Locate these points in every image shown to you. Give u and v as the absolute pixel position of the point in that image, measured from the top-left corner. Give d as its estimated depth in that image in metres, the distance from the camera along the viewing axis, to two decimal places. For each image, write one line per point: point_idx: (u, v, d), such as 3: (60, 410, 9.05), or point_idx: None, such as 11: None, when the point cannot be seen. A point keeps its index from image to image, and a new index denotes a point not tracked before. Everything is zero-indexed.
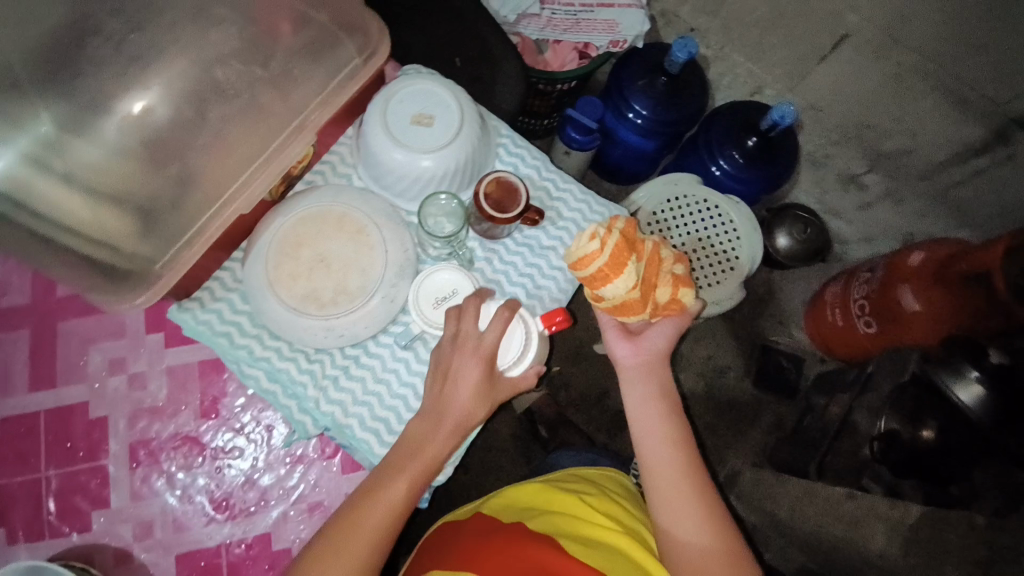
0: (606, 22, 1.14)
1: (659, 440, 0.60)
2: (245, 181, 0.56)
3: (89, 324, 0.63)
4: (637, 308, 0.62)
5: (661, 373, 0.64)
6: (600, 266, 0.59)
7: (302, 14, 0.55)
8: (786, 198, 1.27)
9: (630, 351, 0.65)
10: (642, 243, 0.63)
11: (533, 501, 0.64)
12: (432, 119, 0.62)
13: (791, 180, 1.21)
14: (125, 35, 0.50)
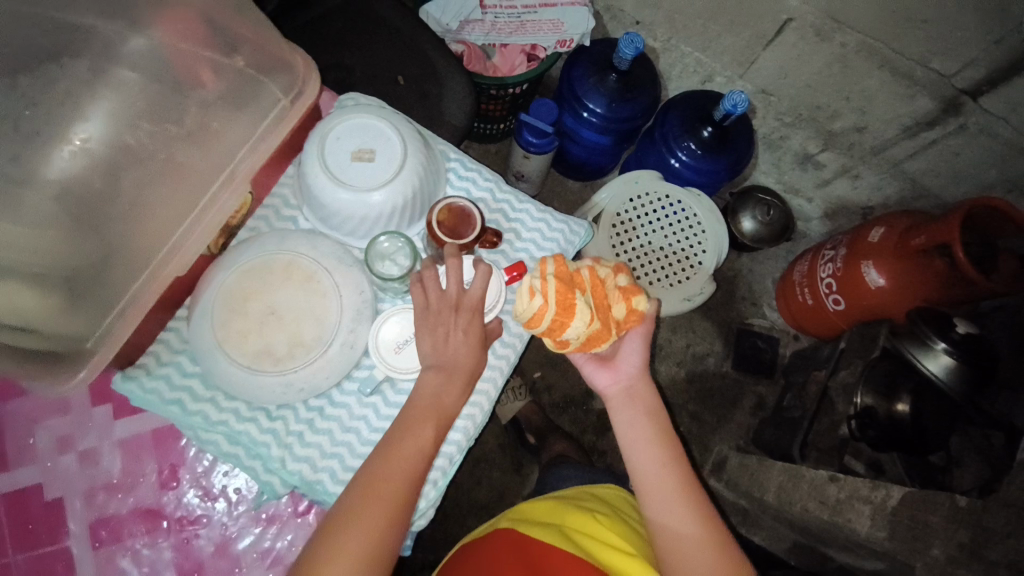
0: (551, 22, 1.12)
1: (644, 448, 0.59)
2: (176, 238, 0.53)
3: (28, 402, 0.59)
4: (605, 336, 0.61)
5: (645, 389, 0.64)
6: (551, 319, 0.59)
7: (216, 63, 0.52)
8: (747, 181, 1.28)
9: (611, 378, 0.64)
10: (579, 274, 0.63)
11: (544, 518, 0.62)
12: (373, 153, 0.60)
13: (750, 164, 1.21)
14: (20, 112, 0.46)
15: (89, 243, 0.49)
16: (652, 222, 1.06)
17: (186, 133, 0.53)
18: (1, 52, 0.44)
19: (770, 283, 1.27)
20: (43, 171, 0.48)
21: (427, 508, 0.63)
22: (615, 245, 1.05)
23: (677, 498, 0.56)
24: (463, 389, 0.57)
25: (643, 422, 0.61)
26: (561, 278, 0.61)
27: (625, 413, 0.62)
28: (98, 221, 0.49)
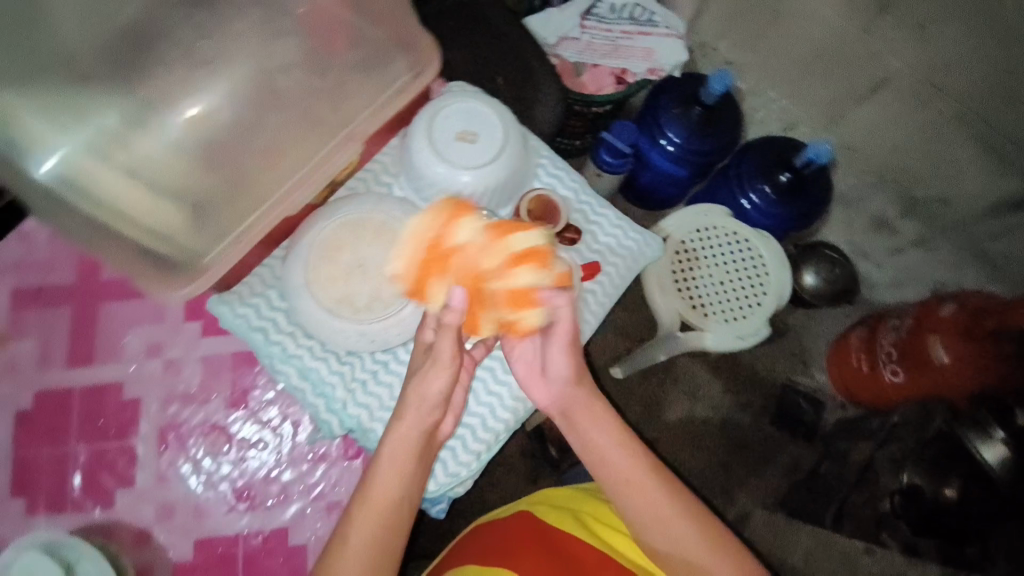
0: (644, 51, 1.16)
1: (617, 465, 0.57)
2: (288, 186, 0.56)
3: (130, 307, 0.65)
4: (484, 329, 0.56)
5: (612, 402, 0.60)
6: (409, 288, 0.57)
7: (358, 30, 0.58)
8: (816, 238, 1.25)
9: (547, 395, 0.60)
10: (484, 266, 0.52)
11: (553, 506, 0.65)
12: (476, 136, 0.64)
13: (821, 220, 1.17)
14: (194, 41, 0.54)
15: (218, 171, 0.55)
16: (715, 256, 1.06)
17: (319, 91, 0.58)
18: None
19: None
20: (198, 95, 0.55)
21: (467, 478, 0.64)
22: (676, 274, 1.06)
23: (664, 507, 0.56)
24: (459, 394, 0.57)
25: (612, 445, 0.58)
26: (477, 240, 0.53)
27: (591, 433, 0.59)
28: (228, 153, 0.56)
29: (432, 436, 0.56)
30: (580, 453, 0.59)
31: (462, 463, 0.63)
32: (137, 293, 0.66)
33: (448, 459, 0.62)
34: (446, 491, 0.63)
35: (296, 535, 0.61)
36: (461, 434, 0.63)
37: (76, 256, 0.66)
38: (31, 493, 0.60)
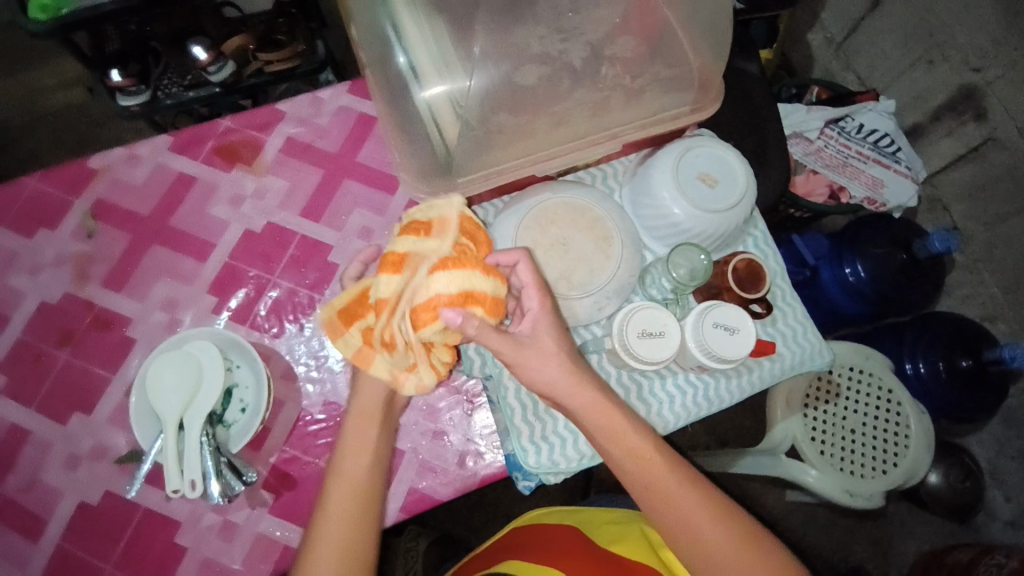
0: (871, 178, 1.11)
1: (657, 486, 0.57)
2: (547, 155, 0.61)
3: (364, 191, 0.76)
4: None
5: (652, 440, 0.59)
6: None
7: (685, 56, 0.60)
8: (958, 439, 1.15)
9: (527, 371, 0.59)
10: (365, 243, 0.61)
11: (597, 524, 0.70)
12: (716, 183, 0.66)
13: (977, 425, 1.11)
14: (565, 11, 0.57)
15: (510, 120, 0.58)
16: (855, 402, 0.98)
17: (623, 89, 0.59)
18: None
19: (912, 545, 1.16)
20: (528, 45, 0.57)
21: (561, 472, 0.64)
22: (808, 397, 0.98)
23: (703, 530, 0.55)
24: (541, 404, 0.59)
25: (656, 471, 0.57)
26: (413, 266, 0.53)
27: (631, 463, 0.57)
28: (527, 106, 0.58)
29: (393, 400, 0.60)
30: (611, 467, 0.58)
31: (565, 456, 0.64)
32: (374, 184, 0.76)
33: (555, 447, 0.64)
34: (542, 474, 0.63)
35: (400, 440, 0.66)
36: (576, 431, 0.64)
37: (344, 134, 0.78)
38: (227, 297, 0.70)
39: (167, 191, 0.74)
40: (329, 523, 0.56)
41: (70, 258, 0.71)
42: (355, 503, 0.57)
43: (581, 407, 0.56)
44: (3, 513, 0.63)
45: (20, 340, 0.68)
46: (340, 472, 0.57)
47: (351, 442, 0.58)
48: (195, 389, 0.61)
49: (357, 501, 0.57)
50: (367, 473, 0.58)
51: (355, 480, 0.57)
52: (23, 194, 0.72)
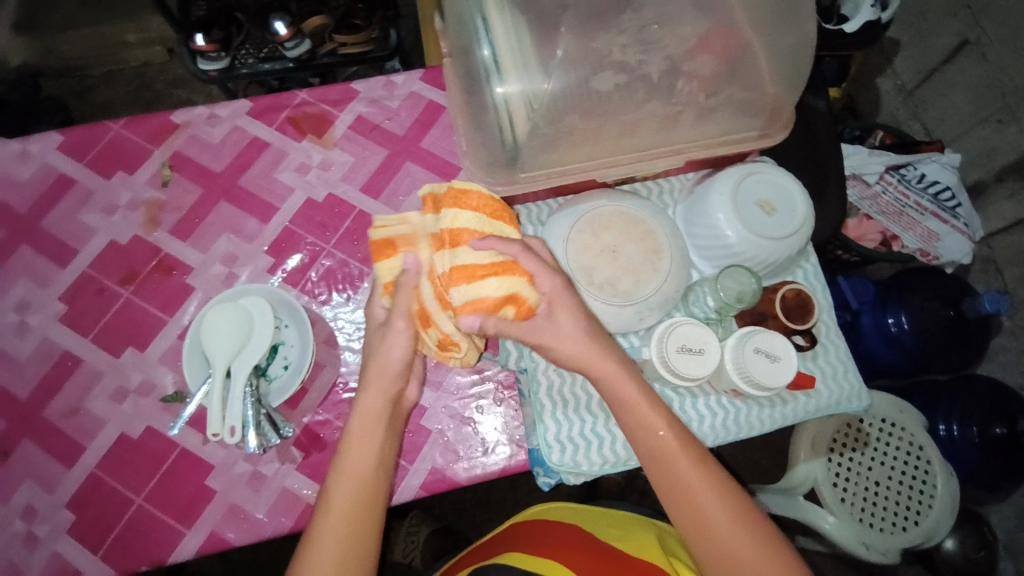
0: (927, 230, 1.08)
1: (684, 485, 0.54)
2: (612, 161, 0.62)
3: (423, 175, 0.78)
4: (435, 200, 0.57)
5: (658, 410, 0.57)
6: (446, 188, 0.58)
7: (761, 82, 0.61)
8: (980, 507, 1.12)
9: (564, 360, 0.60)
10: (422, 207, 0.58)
11: (602, 525, 0.70)
12: (774, 210, 0.66)
13: (1001, 495, 1.08)
14: (650, 24, 0.58)
15: (580, 123, 0.59)
16: (882, 454, 0.96)
17: (696, 106, 0.61)
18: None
19: None
20: (610, 52, 0.58)
21: (582, 474, 0.65)
22: (834, 442, 0.94)
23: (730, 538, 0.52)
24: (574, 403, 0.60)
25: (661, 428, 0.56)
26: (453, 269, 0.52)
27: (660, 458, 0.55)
28: (599, 112, 0.59)
29: (399, 402, 0.61)
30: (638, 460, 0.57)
31: (588, 459, 0.64)
32: (434, 170, 0.78)
33: (580, 448, 0.64)
34: (563, 472, 0.64)
35: (428, 420, 0.68)
36: (602, 436, 0.65)
37: (412, 119, 0.80)
38: (283, 259, 0.73)
39: (241, 152, 0.77)
40: (327, 525, 0.54)
41: (143, 203, 0.75)
42: (354, 506, 0.56)
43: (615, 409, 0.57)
44: (45, 436, 0.66)
45: (85, 273, 0.72)
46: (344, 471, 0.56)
47: (353, 442, 0.57)
48: (245, 341, 0.63)
49: (357, 504, 0.56)
50: (368, 477, 0.57)
51: (354, 481, 0.56)
52: (107, 137, 0.76)
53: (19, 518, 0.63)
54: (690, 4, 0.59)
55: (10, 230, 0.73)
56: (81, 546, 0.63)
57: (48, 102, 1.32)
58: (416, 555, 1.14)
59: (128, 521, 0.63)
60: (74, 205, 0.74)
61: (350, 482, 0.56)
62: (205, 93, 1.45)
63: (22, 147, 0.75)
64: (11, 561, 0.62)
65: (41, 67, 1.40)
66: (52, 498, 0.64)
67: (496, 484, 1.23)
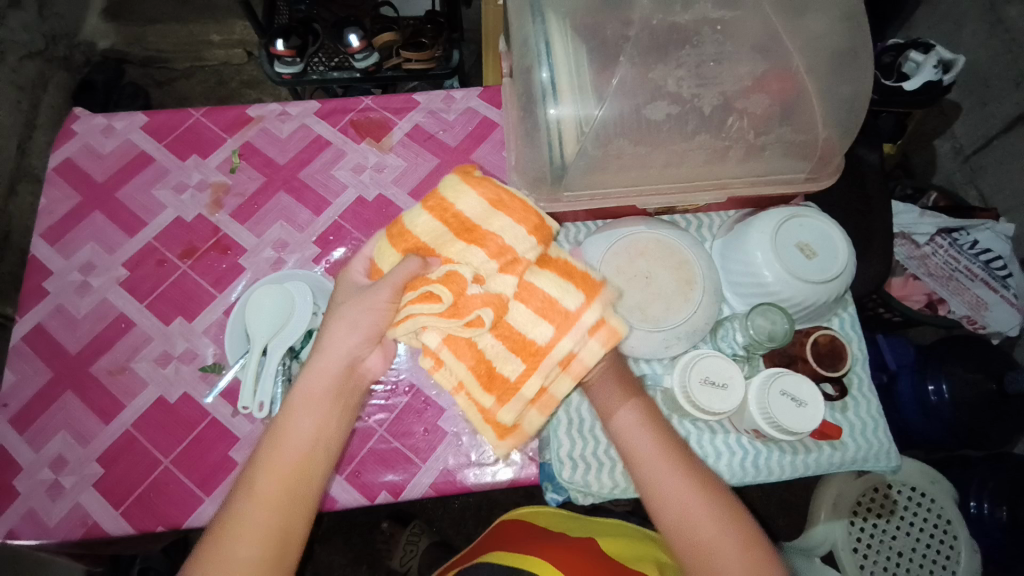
0: (975, 298, 1.04)
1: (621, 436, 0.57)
2: (655, 190, 0.65)
3: None
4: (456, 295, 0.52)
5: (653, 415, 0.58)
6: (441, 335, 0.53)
7: (813, 127, 0.62)
8: None
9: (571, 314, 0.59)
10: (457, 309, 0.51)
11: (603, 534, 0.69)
12: (814, 254, 0.66)
13: None
14: (707, 61, 0.60)
15: (630, 148, 0.62)
16: (908, 524, 0.90)
17: (744, 144, 0.62)
18: (724, 33, 0.60)
19: None
20: (664, 85, 0.60)
21: (591, 495, 0.64)
22: (858, 506, 0.90)
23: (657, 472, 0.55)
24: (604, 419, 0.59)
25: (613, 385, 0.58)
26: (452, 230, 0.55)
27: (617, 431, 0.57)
28: (649, 139, 0.61)
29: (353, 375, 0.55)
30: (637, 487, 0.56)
31: (598, 479, 0.64)
32: None
33: (592, 468, 0.64)
34: (570, 489, 0.64)
35: (444, 421, 0.69)
36: (616, 458, 0.64)
37: (466, 132, 0.84)
38: (329, 250, 0.77)
39: (304, 148, 0.82)
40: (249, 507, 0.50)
41: (210, 185, 0.80)
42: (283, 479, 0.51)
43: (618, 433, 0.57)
44: (88, 390, 0.70)
45: (149, 244, 0.77)
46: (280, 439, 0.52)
47: (301, 407, 0.53)
48: (284, 323, 0.66)
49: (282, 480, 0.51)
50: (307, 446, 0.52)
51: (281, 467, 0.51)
52: (188, 123, 0.83)
53: (49, 466, 0.66)
54: (750, 44, 0.61)
55: (88, 197, 0.79)
56: (102, 502, 0.65)
57: (128, 88, 1.43)
58: (413, 564, 1.12)
59: (152, 481, 0.66)
60: (148, 180, 0.80)
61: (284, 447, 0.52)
62: (275, 94, 1.55)
63: (109, 123, 0.83)
64: (32, 507, 0.65)
65: (126, 54, 1.52)
66: (84, 450, 0.67)
67: (500, 502, 1.23)
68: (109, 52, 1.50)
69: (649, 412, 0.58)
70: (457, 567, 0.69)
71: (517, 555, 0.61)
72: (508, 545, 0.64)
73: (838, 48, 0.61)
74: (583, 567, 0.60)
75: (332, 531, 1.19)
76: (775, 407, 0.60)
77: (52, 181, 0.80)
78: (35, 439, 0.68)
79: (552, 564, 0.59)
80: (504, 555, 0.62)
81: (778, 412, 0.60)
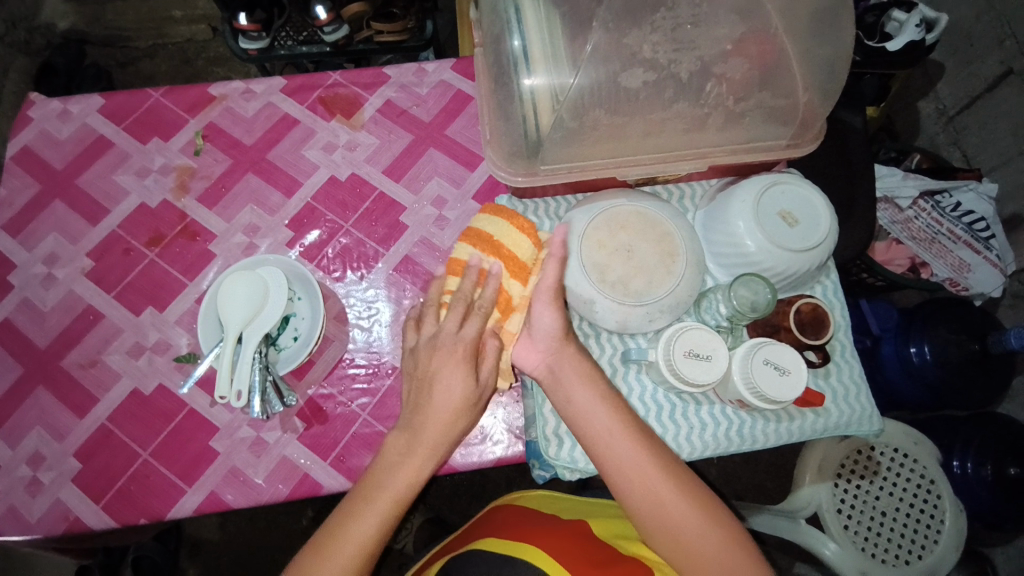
0: (958, 260, 1.05)
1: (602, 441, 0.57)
2: (635, 160, 0.63)
3: (447, 163, 0.79)
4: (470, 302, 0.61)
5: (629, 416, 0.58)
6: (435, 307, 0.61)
7: (794, 90, 0.60)
8: (982, 545, 1.10)
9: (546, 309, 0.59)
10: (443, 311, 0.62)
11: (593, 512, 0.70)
12: (796, 222, 0.65)
13: (1006, 535, 1.05)
14: (685, 23, 0.58)
15: (606, 118, 0.60)
16: (892, 484, 0.92)
17: (724, 110, 0.60)
18: None
19: None
20: (640, 50, 0.58)
21: (578, 471, 0.64)
22: (842, 467, 0.91)
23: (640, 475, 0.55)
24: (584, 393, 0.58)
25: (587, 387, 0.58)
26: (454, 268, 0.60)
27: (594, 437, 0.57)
28: (626, 108, 0.59)
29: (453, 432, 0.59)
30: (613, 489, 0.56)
31: (584, 455, 0.64)
32: (456, 158, 0.79)
33: (577, 444, 0.64)
34: (557, 466, 0.64)
35: None
36: None
37: (440, 106, 0.81)
38: (302, 233, 0.75)
39: (271, 127, 0.79)
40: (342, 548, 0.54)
41: (175, 169, 0.77)
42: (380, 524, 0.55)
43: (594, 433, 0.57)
44: (60, 384, 0.68)
45: (115, 232, 0.74)
46: (369, 511, 0.55)
47: (399, 469, 0.56)
48: (258, 309, 0.64)
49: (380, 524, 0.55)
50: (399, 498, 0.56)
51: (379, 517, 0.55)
52: (147, 104, 0.79)
53: (25, 463, 0.65)
54: (729, 5, 0.58)
55: (47, 184, 0.76)
56: (82, 497, 0.64)
57: (90, 70, 1.36)
58: (409, 541, 1.16)
59: (132, 474, 0.65)
60: (109, 166, 0.77)
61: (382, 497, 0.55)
62: (245, 72, 1.49)
63: (64, 107, 0.79)
64: (11, 505, 0.64)
65: (87, 34, 1.44)
66: (60, 446, 0.66)
67: (492, 478, 1.24)
68: (68, 32, 1.43)
69: (622, 413, 0.58)
70: (446, 555, 0.68)
71: (509, 540, 0.61)
72: (498, 531, 0.64)
73: (819, 7, 0.59)
74: (576, 546, 0.60)
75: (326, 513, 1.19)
76: (755, 371, 0.60)
77: (7, 169, 0.76)
78: (9, 436, 0.66)
79: (551, 552, 0.59)
80: (497, 541, 0.62)
81: (762, 382, 0.60)
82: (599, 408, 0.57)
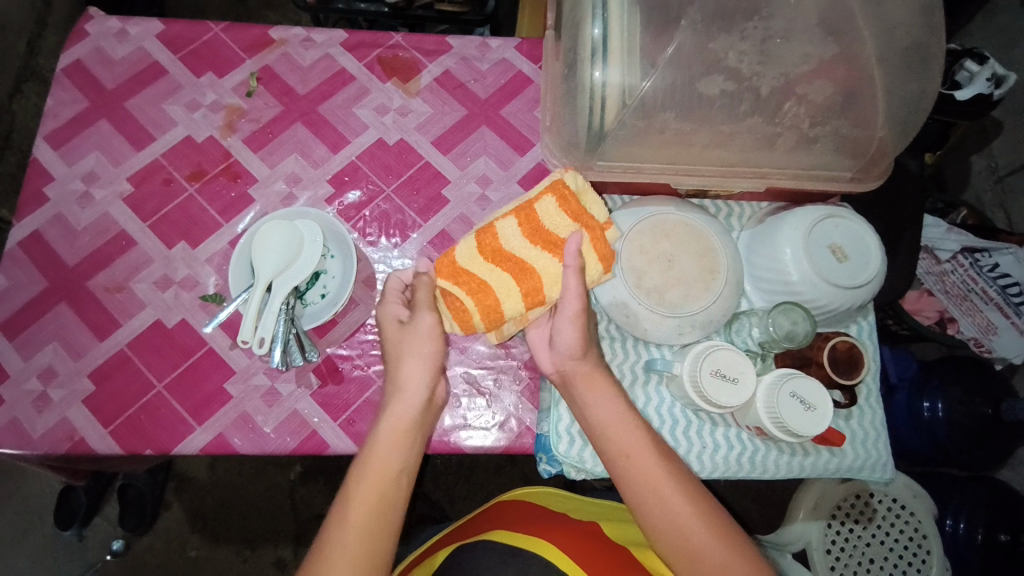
0: (986, 321, 1.02)
1: (619, 448, 0.56)
2: (693, 170, 0.62)
3: (497, 143, 0.78)
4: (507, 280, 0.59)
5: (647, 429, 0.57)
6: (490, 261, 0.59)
7: (871, 124, 0.59)
8: None
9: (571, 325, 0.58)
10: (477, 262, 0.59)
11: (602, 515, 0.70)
12: (845, 258, 0.64)
13: None
14: (774, 38, 0.56)
15: (674, 123, 0.58)
16: (884, 533, 0.91)
17: (796, 133, 0.59)
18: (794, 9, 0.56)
19: None
20: (722, 58, 0.56)
21: (584, 472, 0.64)
22: (838, 510, 0.91)
23: (659, 482, 0.54)
24: (606, 402, 0.58)
25: (607, 395, 0.58)
26: (482, 249, 0.58)
27: (615, 445, 0.56)
28: (696, 116, 0.58)
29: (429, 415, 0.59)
30: (630, 505, 0.56)
31: (593, 457, 0.63)
32: (506, 139, 0.78)
33: (588, 445, 0.63)
34: (565, 463, 0.63)
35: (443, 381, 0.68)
36: None
37: (499, 84, 0.80)
38: (343, 191, 0.74)
39: (326, 80, 0.78)
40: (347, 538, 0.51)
41: (225, 107, 0.76)
42: (375, 512, 0.53)
43: (614, 446, 0.56)
44: (83, 304, 0.68)
45: (157, 161, 0.73)
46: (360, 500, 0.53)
47: (386, 446, 0.55)
48: (291, 260, 0.63)
49: (377, 511, 0.53)
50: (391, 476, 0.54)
51: (377, 501, 0.53)
52: (206, 37, 0.78)
53: (38, 377, 0.65)
54: (821, 25, 0.56)
55: (95, 102, 0.75)
56: (89, 418, 0.64)
57: None
58: None
59: (142, 404, 0.65)
60: (160, 94, 0.76)
61: (373, 482, 0.54)
62: (295, 20, 1.47)
63: (122, 27, 0.78)
64: (18, 417, 0.64)
65: None
66: (74, 365, 0.66)
67: (482, 463, 1.24)
68: None
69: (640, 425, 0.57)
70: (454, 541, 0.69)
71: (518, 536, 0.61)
72: (508, 524, 0.65)
73: (912, 42, 0.57)
74: (583, 547, 0.60)
75: (315, 472, 1.20)
76: (790, 407, 0.59)
77: (57, 81, 0.75)
78: (25, 348, 0.66)
79: (562, 548, 0.59)
80: (508, 534, 0.62)
81: (794, 418, 0.58)
82: (621, 418, 0.57)
